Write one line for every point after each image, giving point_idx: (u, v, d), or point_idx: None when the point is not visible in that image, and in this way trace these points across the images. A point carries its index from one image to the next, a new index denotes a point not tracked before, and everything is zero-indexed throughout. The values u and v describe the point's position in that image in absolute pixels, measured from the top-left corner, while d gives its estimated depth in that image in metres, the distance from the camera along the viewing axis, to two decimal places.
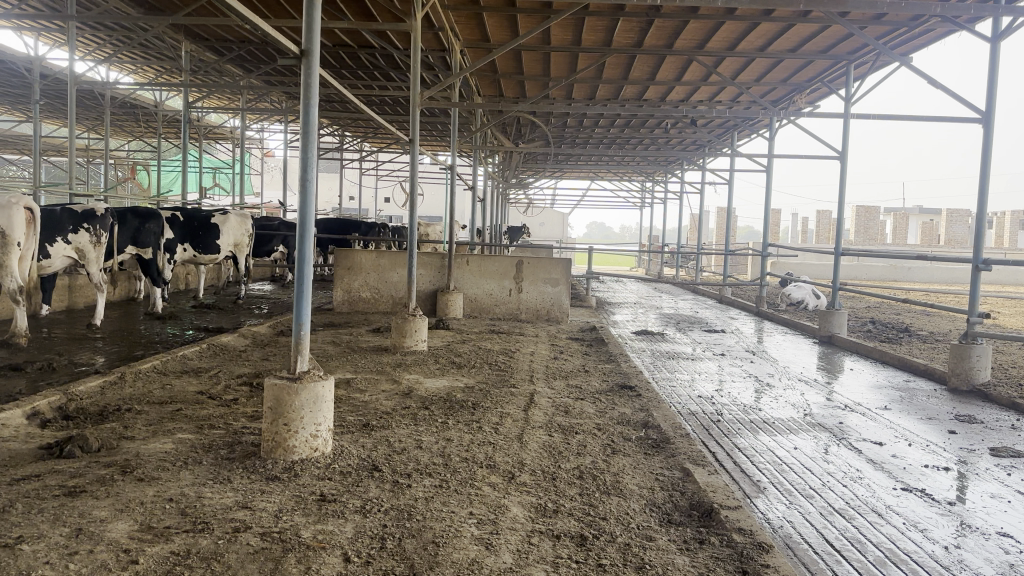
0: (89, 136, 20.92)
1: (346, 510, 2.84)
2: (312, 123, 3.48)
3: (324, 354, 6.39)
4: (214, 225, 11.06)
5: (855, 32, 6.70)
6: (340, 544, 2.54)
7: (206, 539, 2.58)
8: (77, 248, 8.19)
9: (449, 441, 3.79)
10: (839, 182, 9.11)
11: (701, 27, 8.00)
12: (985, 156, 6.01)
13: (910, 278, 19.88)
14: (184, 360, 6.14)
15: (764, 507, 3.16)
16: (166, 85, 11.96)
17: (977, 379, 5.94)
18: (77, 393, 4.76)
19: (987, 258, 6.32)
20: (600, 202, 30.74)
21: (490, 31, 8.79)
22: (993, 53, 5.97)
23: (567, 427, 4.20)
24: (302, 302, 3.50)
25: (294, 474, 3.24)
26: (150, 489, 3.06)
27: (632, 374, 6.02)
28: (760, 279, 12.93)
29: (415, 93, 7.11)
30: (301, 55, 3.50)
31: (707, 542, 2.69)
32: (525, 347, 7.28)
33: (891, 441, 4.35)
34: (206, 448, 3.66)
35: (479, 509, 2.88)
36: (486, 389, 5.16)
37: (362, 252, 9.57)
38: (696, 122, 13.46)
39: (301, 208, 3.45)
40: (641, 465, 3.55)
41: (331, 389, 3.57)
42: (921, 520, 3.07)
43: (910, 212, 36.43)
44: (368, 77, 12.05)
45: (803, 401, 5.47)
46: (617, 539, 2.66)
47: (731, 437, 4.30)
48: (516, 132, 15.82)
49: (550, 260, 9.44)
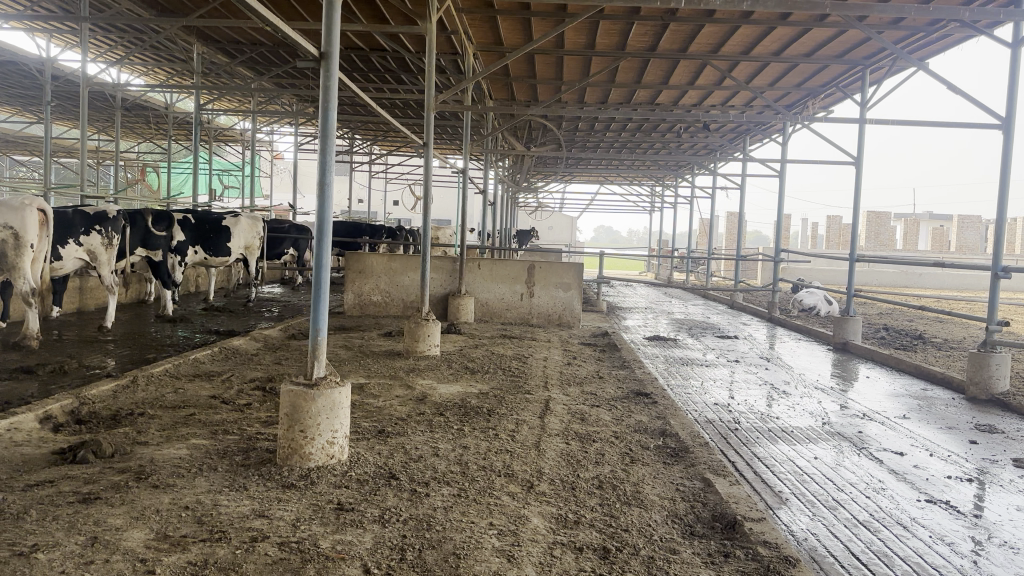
0: (100, 138, 21.02)
1: (364, 520, 2.80)
2: (330, 127, 3.45)
3: (336, 358, 6.37)
4: (225, 227, 11.08)
5: (873, 37, 6.63)
6: (360, 556, 2.49)
7: (223, 549, 2.55)
8: (89, 250, 8.21)
9: (466, 448, 3.74)
10: (854, 187, 9.02)
11: (715, 31, 7.96)
12: (1004, 163, 5.94)
13: (922, 284, 19.75)
14: (195, 364, 6.13)
15: (787, 518, 3.10)
16: (178, 87, 11.99)
17: (996, 389, 5.86)
18: (89, 397, 4.75)
19: (1006, 265, 6.22)
20: (608, 206, 30.70)
21: (503, 34, 8.76)
22: (1015, 58, 5.89)
23: (584, 434, 4.15)
24: (319, 308, 3.47)
25: (311, 482, 3.21)
26: (165, 497, 3.03)
27: (647, 380, 5.96)
28: (772, 284, 12.83)
29: (428, 98, 7.07)
30: (320, 58, 3.46)
31: (733, 555, 2.63)
32: (538, 352, 7.24)
33: (912, 451, 4.28)
34: (220, 454, 3.64)
35: (499, 520, 2.83)
36: (500, 395, 5.11)
37: (373, 255, 9.53)
38: (709, 126, 13.37)
39: (318, 212, 3.42)
40: (660, 475, 3.50)
41: (347, 396, 3.54)
42: (948, 533, 3.01)
43: (922, 217, 36.24)
44: (379, 80, 12.05)
45: (820, 409, 5.40)
46: (641, 552, 2.61)
47: (750, 446, 4.24)
48: (526, 136, 15.82)
49: (562, 265, 9.40)
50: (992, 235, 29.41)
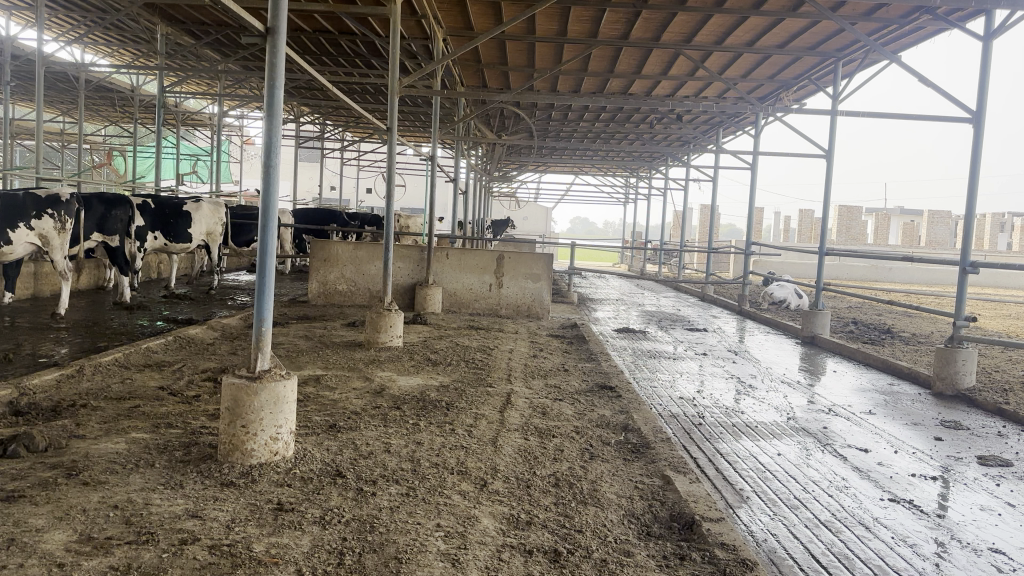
0: (63, 120, 20.35)
1: (304, 521, 2.64)
2: (277, 105, 3.26)
3: (294, 349, 6.17)
4: (186, 213, 10.71)
5: (847, 28, 6.58)
6: (295, 560, 2.34)
7: (149, 552, 2.37)
8: (41, 235, 7.86)
9: (420, 444, 3.60)
10: (825, 180, 9.02)
11: (689, 20, 7.87)
12: (975, 157, 5.93)
13: (890, 278, 20.06)
14: (148, 352, 5.90)
15: (746, 518, 3.01)
16: (140, 68, 11.60)
17: (961, 384, 5.88)
18: (30, 387, 4.50)
19: (974, 260, 6.20)
20: (583, 198, 30.65)
21: (473, 19, 8.59)
22: (986, 51, 5.88)
23: (544, 429, 4.04)
24: (263, 298, 3.29)
25: (251, 480, 3.04)
26: (95, 495, 2.84)
27: (613, 373, 5.87)
28: (742, 277, 12.86)
29: (393, 80, 6.81)
30: (266, 34, 3.24)
31: (688, 558, 2.52)
32: (505, 344, 7.10)
33: (877, 447, 4.24)
34: (160, 449, 3.45)
35: (447, 521, 2.70)
36: (462, 388, 4.98)
37: (339, 243, 9.31)
38: (683, 117, 13.27)
39: (264, 194, 3.22)
40: (620, 473, 3.39)
41: (293, 389, 3.37)
42: (910, 534, 2.95)
43: (891, 212, 36.89)
44: (348, 63, 11.77)
45: (786, 404, 5.35)
46: (594, 555, 2.49)
47: (713, 441, 4.16)
48: (500, 124, 15.62)
49: (531, 255, 9.28)
50: (962, 231, 29.93)
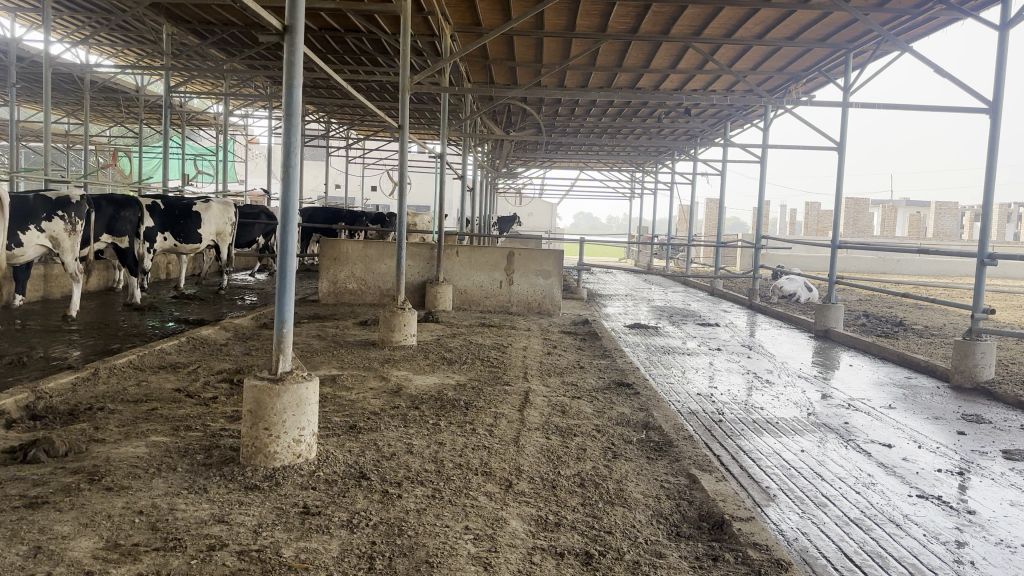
0: (68, 121, 20.34)
1: (331, 525, 2.62)
2: (295, 105, 3.23)
3: (307, 349, 6.15)
4: (195, 213, 10.69)
5: (861, 19, 6.50)
6: (325, 566, 2.32)
7: (178, 558, 2.35)
8: (51, 237, 7.85)
9: (442, 445, 3.58)
10: (837, 173, 8.94)
11: (699, 13, 7.82)
12: (992, 148, 5.86)
13: (899, 270, 19.97)
14: (162, 354, 5.88)
15: (775, 517, 2.98)
16: (146, 67, 11.57)
17: (981, 377, 5.82)
18: (46, 391, 4.49)
19: (992, 252, 6.14)
20: (588, 193, 30.58)
21: (481, 15, 8.55)
22: (1002, 41, 5.81)
23: (565, 428, 4.01)
24: (284, 298, 3.26)
25: (275, 484, 3.02)
26: (119, 500, 2.82)
27: (629, 370, 5.82)
28: (752, 271, 12.78)
29: (403, 78, 6.73)
30: (284, 32, 3.21)
31: (721, 558, 2.49)
32: (518, 341, 7.07)
33: (900, 443, 4.20)
34: (181, 453, 3.43)
35: (475, 524, 2.67)
36: (479, 387, 4.95)
37: (348, 242, 9.29)
38: (692, 112, 13.19)
39: (283, 193, 3.19)
40: (644, 471, 3.37)
41: (315, 391, 3.35)
42: (942, 531, 2.91)
43: (899, 204, 36.75)
44: (355, 62, 11.75)
45: (805, 399, 5.30)
46: (626, 557, 2.46)
47: (734, 439, 4.12)
48: (506, 120, 15.57)
49: (541, 251, 9.24)
50: (969, 222, 29.81)
